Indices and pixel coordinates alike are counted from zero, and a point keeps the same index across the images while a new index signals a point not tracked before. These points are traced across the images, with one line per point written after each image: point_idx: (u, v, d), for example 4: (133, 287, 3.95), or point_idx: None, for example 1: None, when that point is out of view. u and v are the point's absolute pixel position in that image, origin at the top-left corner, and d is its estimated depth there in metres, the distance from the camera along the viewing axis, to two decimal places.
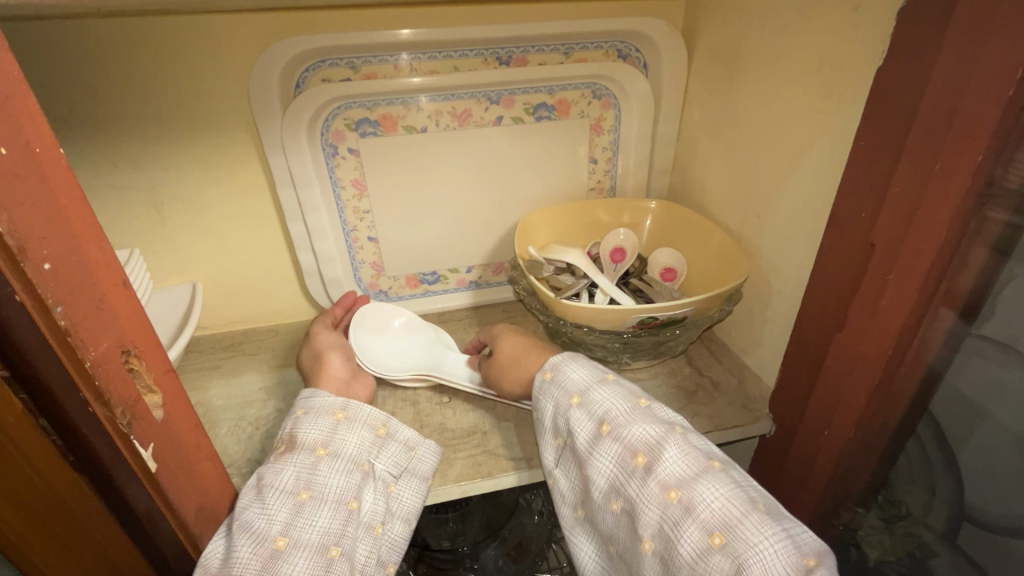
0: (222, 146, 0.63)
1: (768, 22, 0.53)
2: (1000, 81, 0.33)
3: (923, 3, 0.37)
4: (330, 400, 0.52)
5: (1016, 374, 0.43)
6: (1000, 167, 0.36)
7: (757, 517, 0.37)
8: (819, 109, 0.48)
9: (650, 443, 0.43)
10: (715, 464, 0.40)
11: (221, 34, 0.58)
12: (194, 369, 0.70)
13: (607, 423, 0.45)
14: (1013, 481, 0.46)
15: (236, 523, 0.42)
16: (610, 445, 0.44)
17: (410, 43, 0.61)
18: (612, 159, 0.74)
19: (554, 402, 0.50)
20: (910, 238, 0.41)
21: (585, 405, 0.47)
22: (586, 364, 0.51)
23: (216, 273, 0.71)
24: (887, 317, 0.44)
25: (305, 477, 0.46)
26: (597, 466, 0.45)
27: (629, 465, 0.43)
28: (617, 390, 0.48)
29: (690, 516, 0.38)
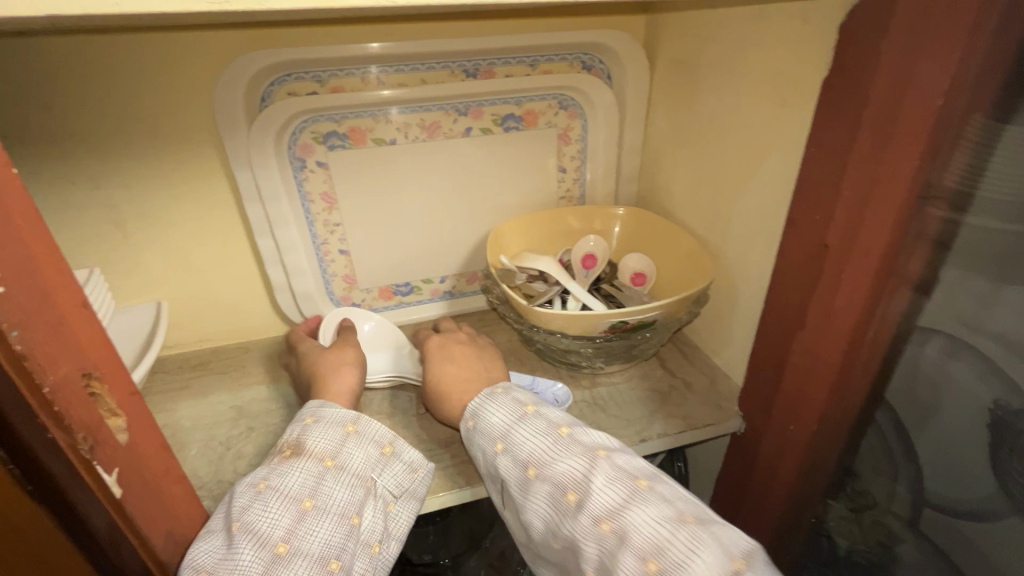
0: (185, 162, 0.62)
1: (724, 35, 0.55)
2: (933, 94, 0.36)
3: (859, 21, 0.39)
4: (339, 412, 0.51)
5: (962, 362, 0.47)
6: (937, 171, 0.40)
7: (686, 533, 0.39)
8: (774, 117, 0.50)
9: (577, 478, 0.44)
10: (641, 485, 0.42)
11: (182, 49, 0.57)
12: (161, 391, 0.68)
13: (533, 466, 0.46)
14: (967, 465, 0.49)
15: (238, 524, 0.42)
16: (540, 487, 0.45)
17: (379, 57, 0.61)
18: (580, 167, 0.76)
19: (480, 448, 0.50)
20: (861, 239, 0.43)
21: (509, 450, 0.48)
22: (506, 399, 0.51)
23: (183, 291, 0.70)
24: (842, 318, 0.46)
25: (310, 485, 0.46)
26: (533, 509, 0.46)
27: (560, 504, 0.44)
28: (537, 426, 0.48)
29: (624, 546, 0.40)
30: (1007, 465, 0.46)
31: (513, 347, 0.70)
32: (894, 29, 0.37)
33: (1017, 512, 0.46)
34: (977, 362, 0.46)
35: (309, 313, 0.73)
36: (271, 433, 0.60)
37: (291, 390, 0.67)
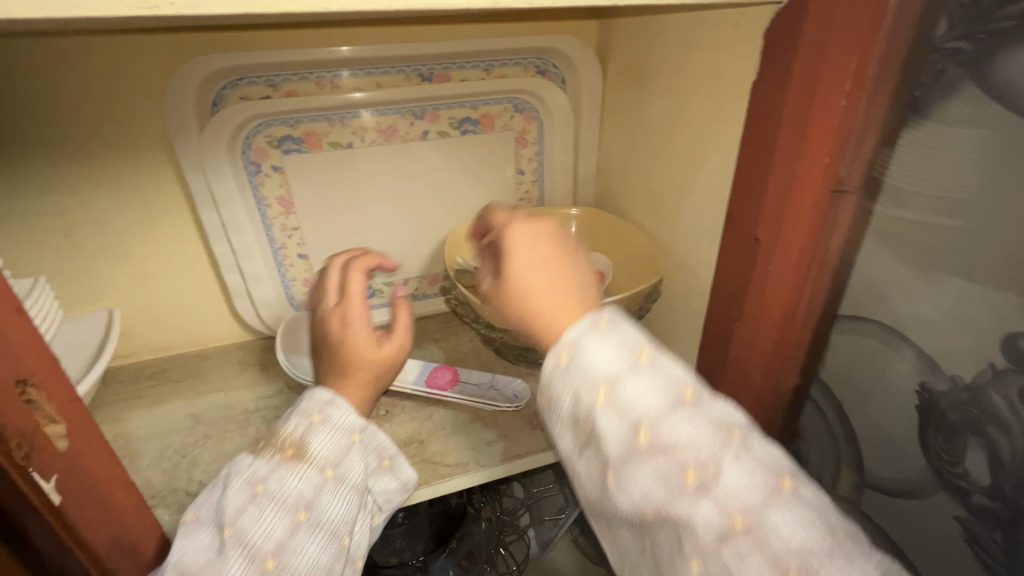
0: (137, 167, 0.61)
1: (667, 40, 0.58)
2: (838, 94, 0.41)
3: (776, 27, 0.43)
4: (347, 416, 0.49)
5: (890, 348, 0.49)
6: (845, 166, 0.45)
7: (844, 557, 0.31)
8: (713, 118, 0.52)
9: (703, 458, 0.33)
10: (785, 485, 0.33)
11: (130, 54, 0.56)
12: (115, 401, 0.66)
13: (647, 429, 0.34)
14: (900, 445, 0.52)
15: (230, 531, 0.41)
16: (650, 460, 0.34)
17: (350, 60, 0.62)
18: (538, 169, 0.77)
19: (571, 390, 0.36)
20: (784, 231, 0.47)
21: (614, 403, 0.35)
22: (613, 336, 0.37)
23: (137, 298, 0.68)
24: (770, 306, 0.50)
25: (307, 497, 0.44)
26: (631, 482, 0.34)
27: (674, 485, 0.33)
28: (654, 378, 0.35)
29: (759, 552, 0.31)
30: (936, 443, 0.49)
31: (474, 347, 0.71)
32: (806, 36, 0.41)
33: (945, 488, 0.49)
34: (903, 347, 0.48)
35: (269, 318, 0.72)
36: (229, 439, 0.60)
37: (250, 396, 0.66)
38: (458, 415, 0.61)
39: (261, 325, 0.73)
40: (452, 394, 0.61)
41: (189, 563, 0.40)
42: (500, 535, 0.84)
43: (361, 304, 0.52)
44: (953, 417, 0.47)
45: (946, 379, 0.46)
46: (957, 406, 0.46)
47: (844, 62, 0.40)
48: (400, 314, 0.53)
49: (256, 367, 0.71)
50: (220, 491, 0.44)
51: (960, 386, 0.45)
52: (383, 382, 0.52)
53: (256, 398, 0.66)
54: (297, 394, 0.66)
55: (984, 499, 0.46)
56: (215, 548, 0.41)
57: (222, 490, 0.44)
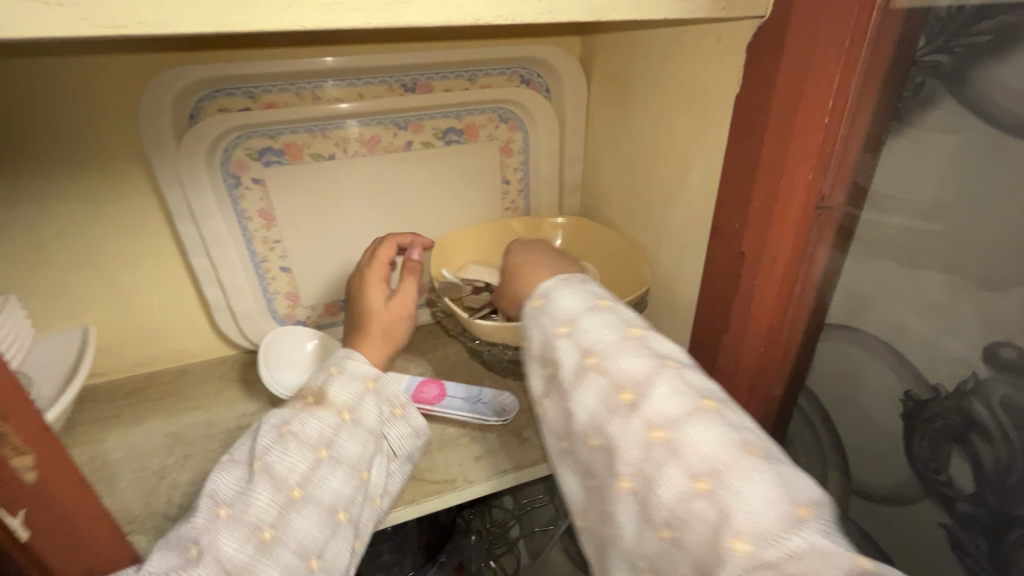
0: (111, 181, 0.60)
1: (650, 51, 0.58)
2: (821, 111, 0.41)
3: (760, 43, 0.42)
4: (363, 366, 0.53)
5: (874, 357, 0.50)
6: (828, 183, 0.45)
7: (750, 462, 0.35)
8: (696, 130, 0.52)
9: (638, 379, 0.41)
10: (707, 405, 0.39)
11: (104, 65, 0.55)
12: (91, 422, 0.64)
13: (594, 355, 0.43)
14: (885, 451, 0.53)
15: (261, 463, 0.45)
16: (596, 378, 0.42)
17: (334, 70, 0.61)
18: (524, 179, 0.77)
19: (541, 329, 0.48)
20: (768, 247, 0.47)
21: (572, 335, 0.45)
22: (581, 290, 0.48)
23: (113, 315, 0.66)
24: (756, 320, 0.50)
25: (327, 436, 0.47)
26: (579, 399, 0.43)
27: (613, 400, 0.41)
28: (607, 319, 0.45)
29: (674, 457, 0.37)
30: (921, 451, 0.49)
31: (461, 359, 0.70)
32: (788, 53, 0.41)
33: (930, 495, 0.49)
34: (888, 355, 0.49)
35: (250, 332, 0.71)
36: (210, 460, 0.58)
37: (232, 413, 0.65)
38: (445, 429, 0.60)
39: (243, 339, 0.72)
40: (438, 407, 0.60)
41: (227, 494, 0.44)
42: (490, 547, 0.84)
43: (381, 265, 0.59)
44: (936, 425, 0.47)
45: (930, 388, 0.47)
46: (941, 416, 0.47)
47: (826, 79, 0.40)
48: (409, 279, 0.59)
49: (239, 383, 0.69)
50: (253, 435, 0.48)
51: (944, 395, 0.46)
52: (393, 340, 0.57)
53: (238, 416, 0.64)
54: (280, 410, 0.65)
55: (969, 506, 0.46)
56: (248, 480, 0.45)
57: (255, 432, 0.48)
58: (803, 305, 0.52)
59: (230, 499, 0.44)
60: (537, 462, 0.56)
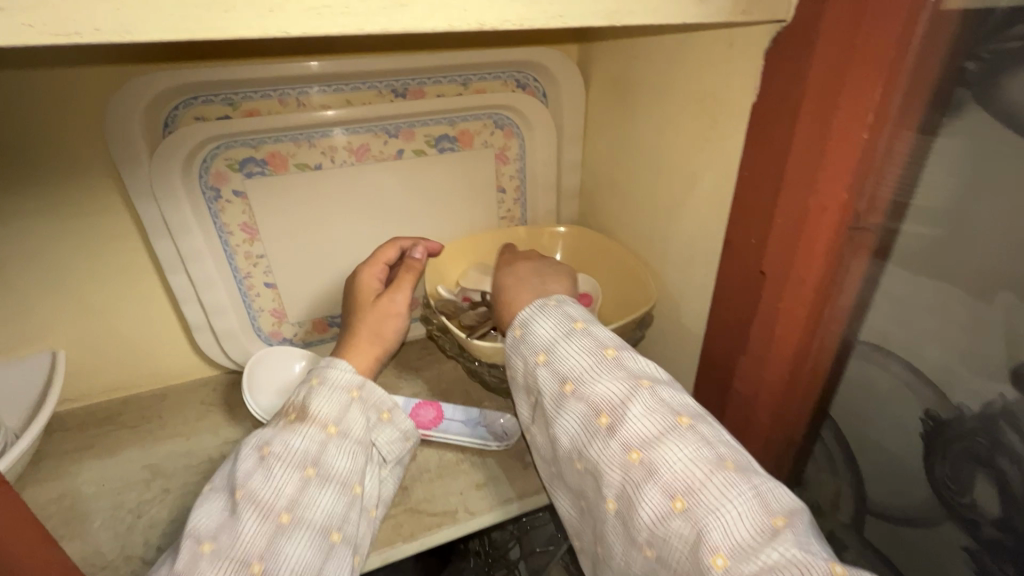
0: (79, 195, 0.55)
1: (654, 55, 0.55)
2: (858, 123, 0.37)
3: (783, 49, 0.39)
4: (346, 374, 0.49)
5: (894, 375, 0.48)
6: (863, 202, 0.43)
7: (724, 477, 0.34)
8: (705, 138, 0.49)
9: (614, 401, 0.39)
10: (682, 422, 0.37)
11: (70, 71, 0.51)
12: (61, 453, 0.60)
13: (570, 381, 0.42)
14: (901, 471, 0.51)
15: (243, 492, 0.41)
16: (573, 404, 0.41)
17: (318, 76, 0.58)
18: (520, 186, 0.74)
19: (523, 358, 0.47)
20: (796, 267, 0.43)
21: (550, 362, 0.44)
22: (557, 312, 0.47)
23: (84, 338, 0.62)
24: (781, 345, 0.47)
25: (314, 452, 0.44)
26: (562, 426, 0.42)
27: (592, 425, 0.40)
28: (583, 342, 0.43)
29: (651, 479, 0.36)
30: (942, 472, 0.47)
31: (458, 377, 0.67)
32: (817, 60, 0.37)
33: (952, 518, 0.48)
34: (908, 373, 0.47)
35: (233, 352, 0.67)
36: (191, 494, 0.54)
37: (214, 441, 0.61)
38: (444, 455, 0.57)
39: (226, 360, 0.68)
40: (438, 432, 0.57)
41: (206, 530, 0.40)
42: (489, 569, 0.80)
43: (379, 262, 0.57)
44: (959, 447, 0.45)
45: (953, 408, 0.45)
46: (964, 437, 0.45)
47: (865, 90, 0.36)
48: (407, 278, 0.56)
49: (222, 408, 0.65)
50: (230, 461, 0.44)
51: (968, 416, 0.44)
52: (381, 340, 0.54)
53: (221, 444, 0.60)
54: None
55: (994, 530, 0.44)
56: (229, 512, 0.41)
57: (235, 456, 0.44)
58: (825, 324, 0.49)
59: (211, 534, 0.40)
60: (541, 489, 0.53)
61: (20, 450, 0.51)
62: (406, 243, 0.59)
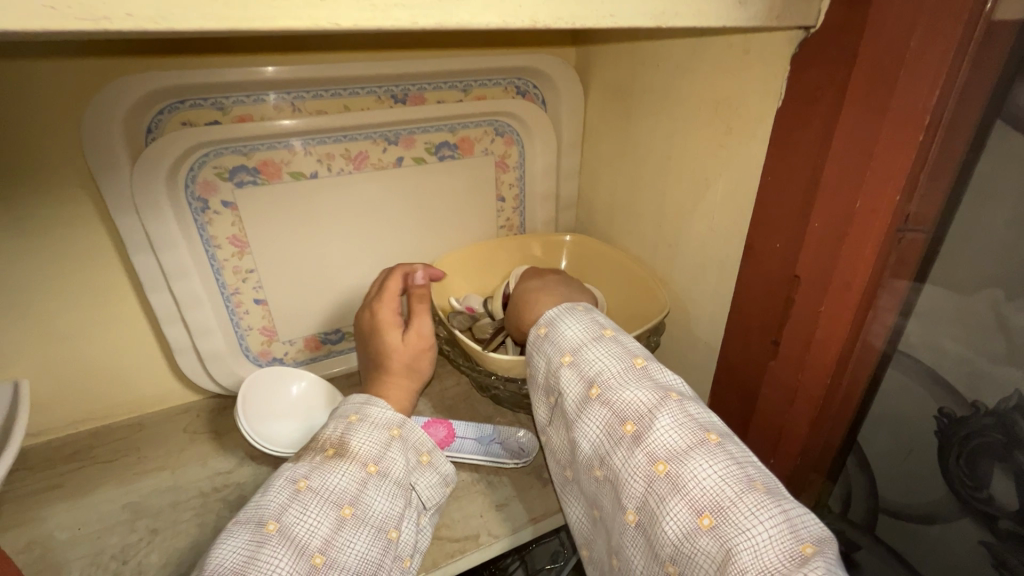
0: (49, 208, 0.50)
1: (660, 62, 0.55)
2: (911, 125, 0.37)
3: (815, 55, 0.39)
4: (386, 413, 0.46)
5: (909, 376, 0.49)
6: (912, 204, 0.40)
7: (754, 499, 0.32)
8: (720, 145, 0.49)
9: (640, 410, 0.38)
10: (710, 437, 0.35)
11: (45, 72, 0.46)
12: (24, 496, 0.53)
13: (597, 385, 0.40)
14: (914, 469, 0.52)
15: (275, 527, 0.37)
16: (598, 409, 0.40)
17: (277, 82, 0.53)
18: (519, 195, 0.72)
19: (546, 357, 0.45)
20: (838, 273, 0.43)
21: (575, 364, 0.42)
22: (585, 317, 0.45)
23: (51, 365, 0.56)
24: (822, 351, 0.46)
25: (352, 491, 0.41)
26: (584, 430, 0.40)
27: (616, 433, 0.38)
28: (612, 348, 0.42)
29: (678, 492, 0.34)
30: (956, 469, 0.49)
31: (463, 393, 0.65)
32: (859, 64, 0.37)
33: (966, 513, 0.49)
34: (924, 375, 0.48)
35: (220, 375, 0.62)
36: (181, 535, 0.49)
37: (203, 474, 0.56)
38: (458, 476, 0.54)
39: (211, 383, 0.63)
40: (449, 453, 0.55)
41: (230, 566, 0.36)
42: None
43: (392, 297, 0.54)
44: (976, 443, 0.46)
45: (968, 406, 0.46)
46: (979, 433, 0.46)
47: (915, 95, 0.36)
48: (421, 305, 0.54)
49: (207, 437, 0.60)
50: (259, 495, 0.40)
51: (984, 412, 0.45)
52: (415, 374, 0.52)
53: (211, 476, 0.55)
54: (263, 466, 0.57)
55: (1011, 524, 0.46)
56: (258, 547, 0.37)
57: (263, 488, 0.41)
58: (871, 341, 0.47)
59: (234, 571, 0.35)
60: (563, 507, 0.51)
61: (11, 460, 0.44)
62: (413, 272, 0.56)
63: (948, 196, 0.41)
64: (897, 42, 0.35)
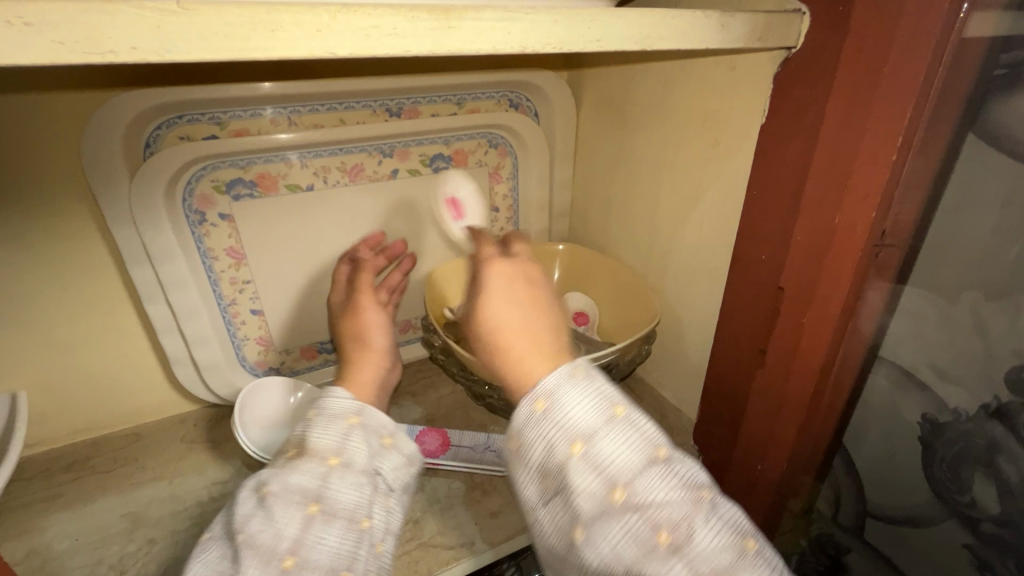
0: (48, 221, 0.51)
1: (650, 77, 0.56)
2: (885, 146, 0.38)
3: (797, 76, 0.41)
4: (342, 402, 0.47)
5: (893, 383, 0.50)
6: (887, 219, 0.42)
7: None
8: (709, 158, 0.50)
9: (676, 516, 0.31)
10: (748, 544, 0.32)
11: (46, 87, 0.47)
12: (22, 506, 0.54)
13: (620, 486, 0.31)
14: (901, 475, 0.52)
15: (241, 537, 0.39)
16: (622, 517, 0.31)
17: (273, 97, 0.54)
18: (513, 205, 0.73)
19: (544, 439, 0.33)
20: (820, 285, 0.44)
21: (591, 457, 0.32)
22: (592, 388, 0.34)
23: (49, 377, 0.56)
24: (807, 358, 0.47)
25: (315, 487, 0.41)
26: (599, 544, 0.31)
27: (647, 545, 0.30)
28: (630, 435, 0.33)
29: None
30: (940, 473, 0.50)
31: (458, 401, 0.65)
32: (838, 86, 0.39)
33: (952, 515, 0.50)
34: (908, 382, 0.49)
35: (217, 385, 0.63)
36: (182, 544, 0.50)
37: (201, 483, 0.56)
38: (453, 483, 0.55)
39: (208, 393, 0.64)
40: (446, 460, 0.56)
41: None
42: None
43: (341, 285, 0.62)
44: (959, 448, 0.47)
45: (949, 412, 0.47)
46: (960, 438, 0.47)
47: (890, 118, 0.38)
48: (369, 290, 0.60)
49: (205, 446, 0.61)
50: (230, 508, 0.42)
51: (965, 418, 0.46)
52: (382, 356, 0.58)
53: (209, 485, 0.56)
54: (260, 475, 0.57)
55: (993, 526, 0.47)
56: (230, 561, 0.38)
57: (231, 502, 0.42)
58: (851, 347, 0.49)
59: None
60: None
61: (9, 473, 0.44)
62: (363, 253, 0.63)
63: (923, 211, 0.43)
64: (874, 65, 0.37)
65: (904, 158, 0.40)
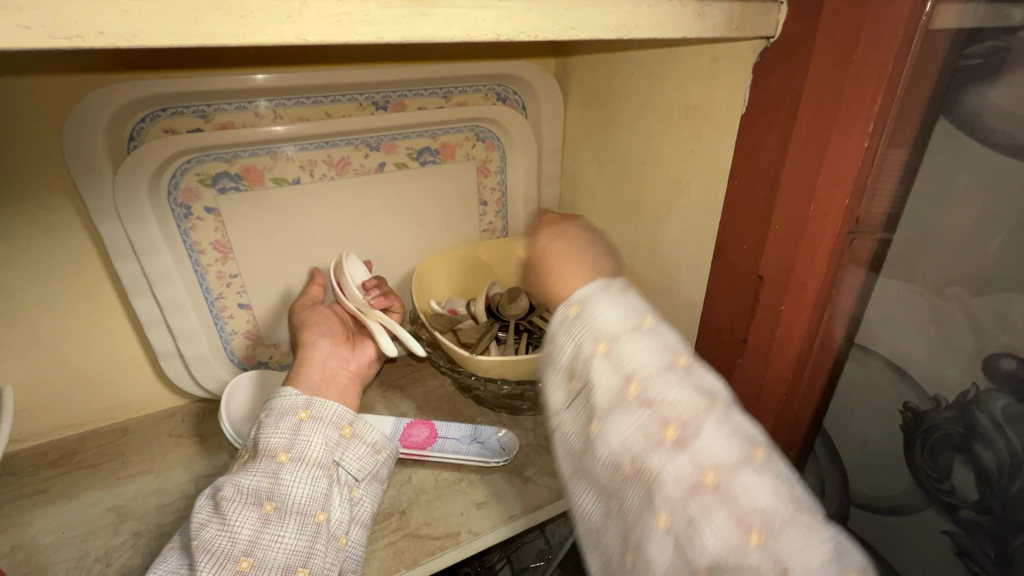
0: (31, 214, 0.51)
1: (635, 69, 0.56)
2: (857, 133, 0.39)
3: (772, 66, 0.41)
4: (292, 399, 0.48)
5: (875, 373, 0.50)
6: (863, 206, 0.43)
7: (807, 522, 0.28)
8: (692, 149, 0.51)
9: (686, 414, 0.30)
10: (758, 453, 0.30)
11: (28, 80, 0.47)
12: (9, 501, 0.54)
13: (636, 382, 0.31)
14: (884, 464, 0.53)
15: (195, 543, 0.40)
16: (634, 410, 0.31)
17: (269, 89, 0.54)
18: (501, 199, 0.74)
19: (570, 341, 0.34)
20: (796, 273, 0.45)
21: (612, 354, 0.32)
22: (623, 300, 0.34)
23: (34, 372, 0.56)
24: (783, 346, 0.48)
25: (268, 486, 0.43)
26: (612, 433, 0.31)
27: (653, 438, 0.30)
28: (651, 342, 0.33)
29: (725, 507, 0.29)
30: (921, 460, 0.50)
31: (446, 394, 0.66)
32: (812, 75, 0.39)
33: (933, 504, 0.50)
34: (889, 371, 0.49)
35: (204, 378, 0.63)
36: (168, 536, 0.50)
37: (188, 476, 0.56)
38: (440, 475, 0.55)
39: (196, 387, 0.64)
40: (432, 454, 0.56)
41: None
42: None
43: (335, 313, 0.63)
44: (939, 436, 0.48)
45: (930, 400, 0.48)
46: (941, 426, 0.48)
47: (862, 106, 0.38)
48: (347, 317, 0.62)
49: (192, 440, 0.61)
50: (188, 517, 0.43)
51: (945, 406, 0.47)
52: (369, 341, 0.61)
53: (196, 478, 0.56)
54: None
55: (972, 513, 0.48)
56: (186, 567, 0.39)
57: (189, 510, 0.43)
58: (831, 336, 0.49)
59: None
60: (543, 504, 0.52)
61: None
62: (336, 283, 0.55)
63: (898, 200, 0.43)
64: (845, 54, 0.37)
65: (877, 145, 0.40)
